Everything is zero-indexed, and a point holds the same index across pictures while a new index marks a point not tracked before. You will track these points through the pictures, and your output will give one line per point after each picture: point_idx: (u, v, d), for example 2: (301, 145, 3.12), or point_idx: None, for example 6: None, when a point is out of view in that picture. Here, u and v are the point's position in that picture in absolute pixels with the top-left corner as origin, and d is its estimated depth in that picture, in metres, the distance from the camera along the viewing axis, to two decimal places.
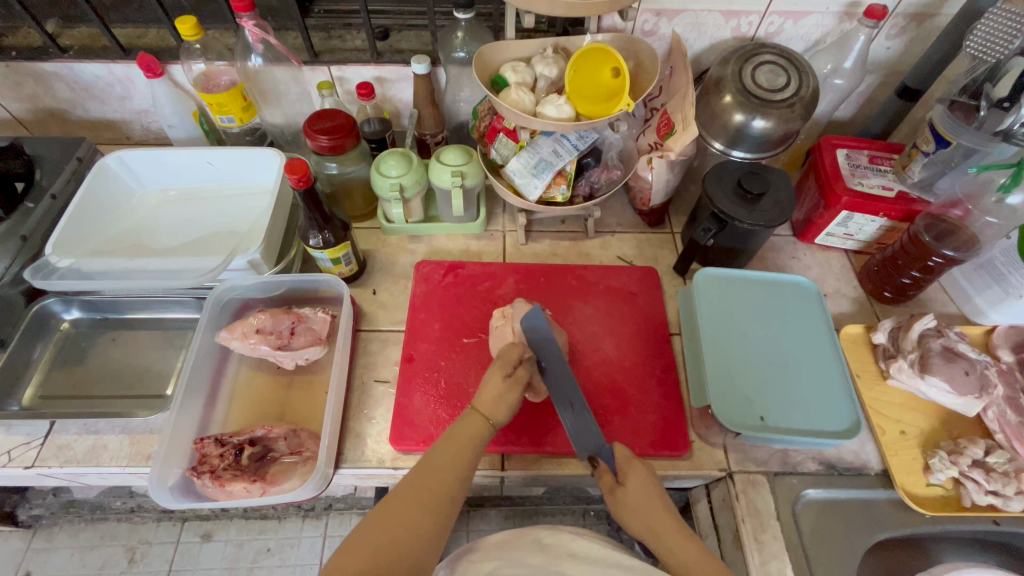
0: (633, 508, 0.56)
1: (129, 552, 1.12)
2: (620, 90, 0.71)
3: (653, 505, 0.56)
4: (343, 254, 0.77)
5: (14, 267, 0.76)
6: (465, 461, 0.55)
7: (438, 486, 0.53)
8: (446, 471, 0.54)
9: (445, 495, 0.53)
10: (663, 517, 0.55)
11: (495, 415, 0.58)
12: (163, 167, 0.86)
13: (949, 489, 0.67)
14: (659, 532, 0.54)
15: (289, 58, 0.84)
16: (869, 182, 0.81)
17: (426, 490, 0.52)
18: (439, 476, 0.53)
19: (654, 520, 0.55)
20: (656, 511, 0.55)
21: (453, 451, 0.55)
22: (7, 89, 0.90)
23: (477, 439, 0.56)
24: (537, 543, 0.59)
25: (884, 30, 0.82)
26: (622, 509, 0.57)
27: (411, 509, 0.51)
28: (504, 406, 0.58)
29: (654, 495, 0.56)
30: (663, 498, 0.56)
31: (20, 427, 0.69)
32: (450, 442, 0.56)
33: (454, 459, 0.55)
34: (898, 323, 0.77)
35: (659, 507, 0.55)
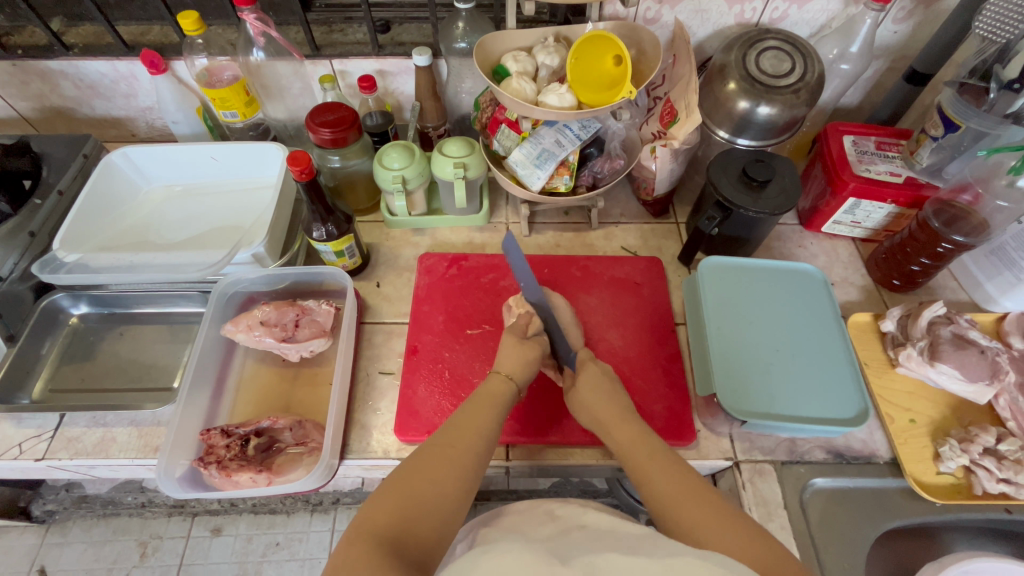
0: (584, 403, 0.60)
1: (141, 546, 1.13)
2: (622, 78, 0.71)
3: (602, 398, 0.59)
4: (348, 247, 0.77)
5: (24, 262, 0.76)
6: (491, 419, 0.55)
7: (466, 442, 0.52)
8: (473, 427, 0.53)
9: (475, 452, 0.52)
10: (608, 408, 0.58)
11: (516, 374, 0.60)
12: (168, 163, 0.87)
13: (960, 477, 0.66)
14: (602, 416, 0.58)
15: (290, 51, 0.84)
16: (876, 169, 0.80)
17: (454, 445, 0.51)
18: (466, 431, 0.53)
19: (602, 407, 0.59)
20: (602, 403, 0.59)
21: (478, 411, 0.55)
22: (14, 88, 0.91)
23: (502, 399, 0.57)
24: (547, 514, 0.54)
25: (891, 13, 0.81)
26: (577, 403, 0.62)
27: (441, 462, 0.49)
28: (526, 368, 0.61)
29: (604, 390, 0.60)
30: (614, 393, 0.60)
31: (30, 420, 0.70)
32: (474, 404, 0.56)
33: (481, 417, 0.55)
34: (907, 311, 0.75)
35: (605, 399, 0.59)
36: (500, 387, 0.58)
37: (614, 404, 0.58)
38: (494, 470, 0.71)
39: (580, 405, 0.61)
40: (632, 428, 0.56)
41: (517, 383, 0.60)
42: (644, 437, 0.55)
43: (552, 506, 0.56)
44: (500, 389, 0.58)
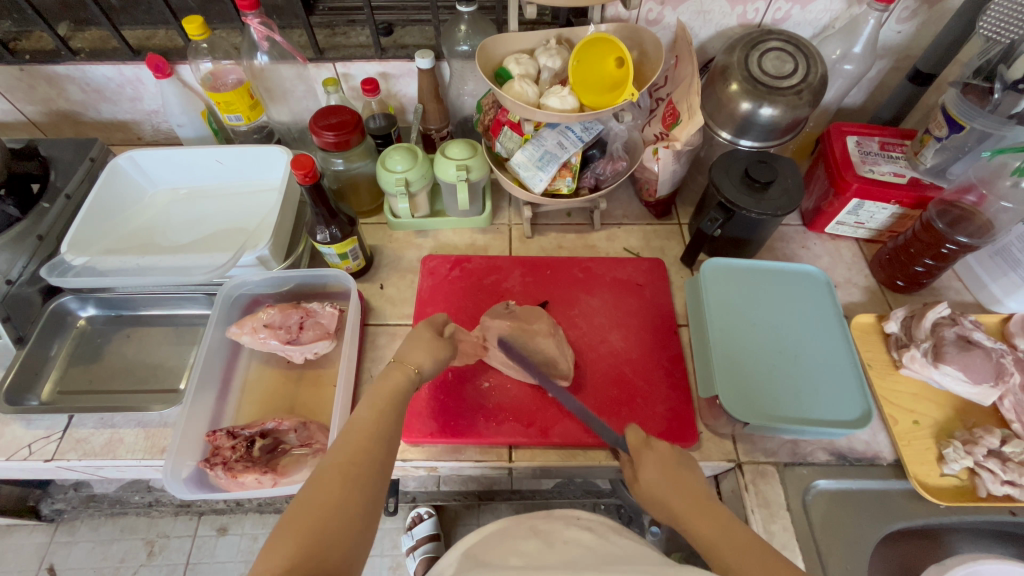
0: (656, 495, 0.54)
1: (148, 544, 1.15)
2: (624, 80, 0.71)
3: (671, 484, 0.53)
4: (351, 249, 0.77)
5: (31, 266, 0.76)
6: (389, 418, 0.51)
7: (365, 453, 0.47)
8: (370, 427, 0.49)
9: (373, 459, 0.47)
10: (683, 498, 0.52)
11: (423, 365, 0.59)
12: (173, 167, 0.88)
13: (964, 479, 0.66)
14: (676, 510, 0.52)
15: (294, 55, 0.85)
16: (880, 169, 0.80)
17: (354, 456, 0.46)
18: (364, 435, 0.48)
19: (671, 501, 0.52)
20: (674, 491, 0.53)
21: (377, 410, 0.51)
22: (21, 92, 0.92)
23: (397, 395, 0.54)
24: (530, 530, 0.55)
25: (895, 13, 0.81)
26: (648, 498, 0.55)
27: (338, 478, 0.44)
28: (429, 357, 0.59)
29: (670, 474, 0.54)
30: (682, 479, 0.53)
31: (40, 421, 0.70)
32: (371, 404, 0.52)
33: (377, 415, 0.51)
34: (911, 312, 0.75)
35: (677, 486, 0.53)
36: (394, 382, 0.55)
37: (687, 495, 0.52)
38: (497, 471, 0.72)
39: (649, 497, 0.55)
40: (715, 519, 0.49)
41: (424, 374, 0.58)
42: (721, 520, 0.49)
43: (536, 520, 0.57)
44: (401, 381, 0.56)
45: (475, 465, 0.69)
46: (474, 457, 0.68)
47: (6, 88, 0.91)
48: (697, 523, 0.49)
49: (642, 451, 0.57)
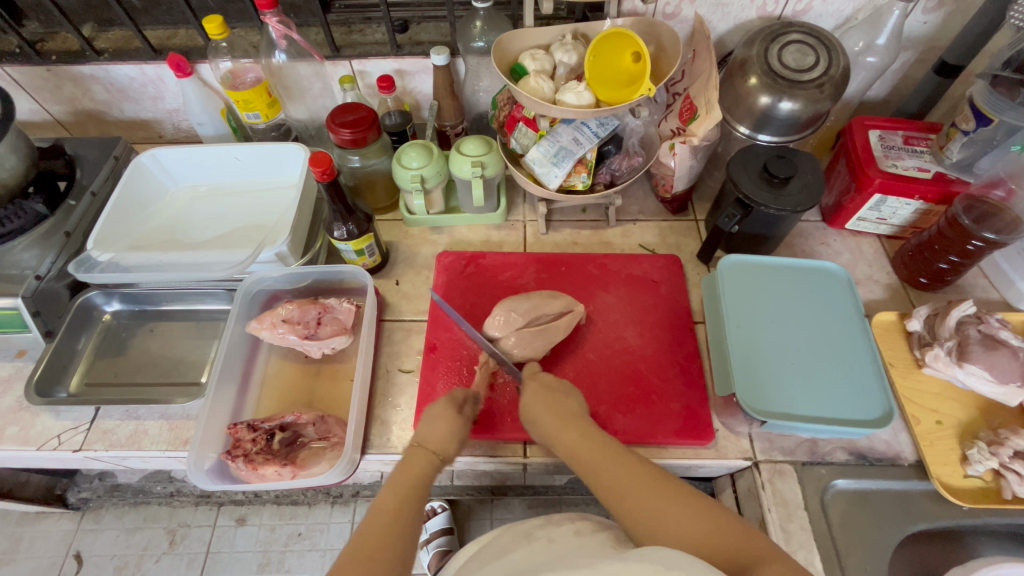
0: (534, 415, 0.60)
1: (170, 533, 1.18)
2: (641, 74, 0.70)
3: (546, 406, 0.60)
4: (367, 246, 0.78)
5: (60, 261, 0.77)
6: (414, 507, 0.53)
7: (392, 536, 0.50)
8: (393, 515, 0.52)
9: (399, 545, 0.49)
10: (553, 417, 0.58)
11: (441, 449, 0.59)
12: (194, 164, 0.89)
13: (988, 481, 0.65)
14: (549, 427, 0.58)
15: (311, 53, 0.86)
16: (903, 164, 0.78)
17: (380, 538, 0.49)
18: (387, 525, 0.51)
19: (545, 418, 0.59)
20: (546, 411, 0.59)
21: (398, 494, 0.54)
22: (48, 92, 0.95)
23: (421, 480, 0.56)
24: (525, 535, 0.53)
25: (920, 4, 0.79)
26: (526, 416, 0.62)
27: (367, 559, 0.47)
28: (452, 442, 0.59)
29: (547, 397, 0.60)
30: (558, 400, 0.60)
31: (68, 412, 0.73)
32: (393, 487, 0.54)
33: (394, 507, 0.52)
34: (935, 310, 0.73)
35: (549, 405, 0.59)
36: (420, 468, 0.56)
37: (559, 412, 0.58)
38: (512, 467, 0.72)
39: (530, 418, 0.61)
40: (582, 432, 0.56)
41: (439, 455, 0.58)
42: (597, 441, 0.55)
43: (531, 524, 0.55)
44: (420, 464, 0.57)
45: (489, 460, 0.70)
46: (489, 452, 0.69)
47: (32, 88, 0.93)
48: (570, 439, 0.56)
49: (529, 381, 0.64)
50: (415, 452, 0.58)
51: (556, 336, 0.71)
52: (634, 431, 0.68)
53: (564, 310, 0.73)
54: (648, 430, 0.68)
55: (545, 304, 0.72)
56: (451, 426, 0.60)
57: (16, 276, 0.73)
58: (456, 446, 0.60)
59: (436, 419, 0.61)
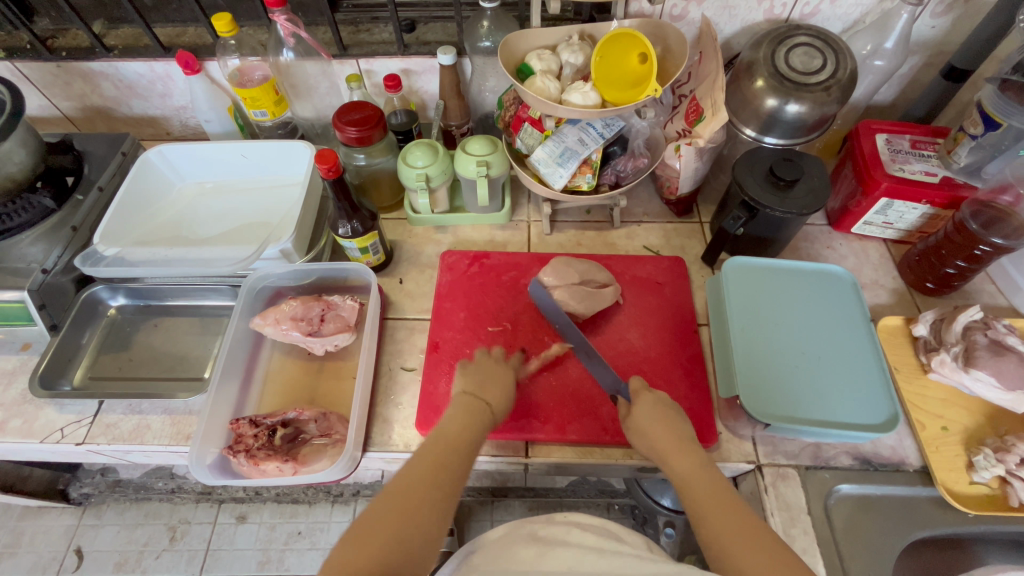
0: (642, 429, 0.58)
1: (171, 530, 1.18)
2: (648, 76, 0.71)
3: (659, 423, 0.57)
4: (372, 244, 0.78)
5: (66, 255, 0.78)
6: (471, 438, 0.55)
7: (441, 472, 0.51)
8: (439, 455, 0.52)
9: (446, 482, 0.51)
10: (671, 437, 0.56)
11: (498, 407, 0.60)
12: (201, 161, 0.90)
13: (995, 488, 0.64)
14: (660, 445, 0.56)
15: (319, 51, 0.86)
16: (911, 168, 0.78)
17: (426, 476, 0.50)
18: (443, 446, 0.53)
19: (660, 437, 0.56)
20: (661, 429, 0.57)
21: (466, 421, 0.56)
22: (57, 88, 0.95)
23: (478, 427, 0.56)
24: (532, 536, 0.53)
25: (928, 7, 0.78)
26: (634, 430, 0.59)
27: (414, 492, 0.48)
28: (504, 401, 0.60)
29: (662, 416, 0.58)
30: (671, 421, 0.57)
31: (72, 406, 0.73)
32: (456, 417, 0.56)
33: (458, 432, 0.55)
34: (941, 316, 0.73)
35: (665, 424, 0.57)
36: (476, 414, 0.57)
37: (676, 434, 0.56)
38: (513, 467, 0.72)
39: (636, 429, 0.59)
40: (695, 459, 0.54)
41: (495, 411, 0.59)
42: (708, 472, 0.53)
43: (536, 525, 0.55)
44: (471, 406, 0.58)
45: (490, 460, 0.70)
46: (491, 451, 0.69)
47: (42, 84, 0.94)
48: (679, 461, 0.54)
49: (640, 393, 0.61)
50: (467, 398, 0.59)
51: (602, 303, 0.74)
52: None
53: (608, 282, 0.77)
54: None
55: (595, 271, 0.76)
56: (505, 384, 0.62)
57: (22, 269, 0.74)
58: (506, 401, 0.61)
59: (485, 372, 0.63)
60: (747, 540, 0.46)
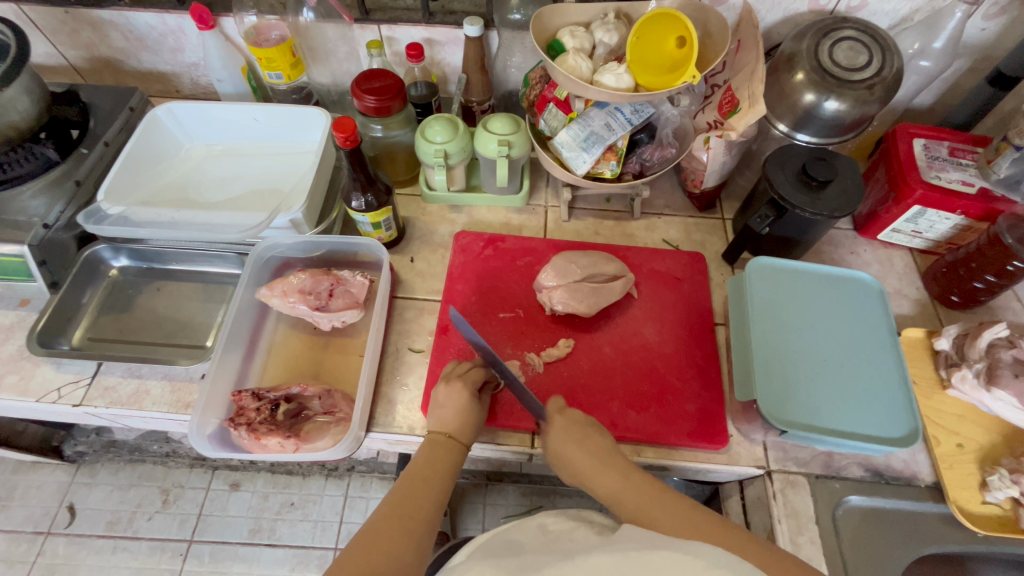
0: (563, 456, 0.58)
1: (163, 493, 1.17)
2: (686, 61, 0.67)
3: (573, 449, 0.57)
4: (385, 220, 0.75)
5: (68, 211, 0.75)
6: (446, 465, 0.58)
7: (416, 507, 0.53)
8: (420, 493, 0.54)
9: (424, 515, 0.53)
10: (588, 458, 0.56)
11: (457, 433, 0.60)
12: (210, 123, 0.86)
13: (1006, 509, 0.63)
14: (582, 469, 0.56)
15: (339, 13, 0.82)
16: (947, 176, 0.75)
17: (404, 515, 0.52)
18: (422, 476, 0.56)
19: (579, 460, 0.57)
20: (574, 453, 0.57)
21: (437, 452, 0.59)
22: (64, 36, 0.92)
23: (451, 464, 0.58)
24: (539, 529, 0.53)
25: (982, 8, 0.75)
26: (555, 460, 0.59)
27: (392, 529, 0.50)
28: (469, 425, 0.60)
29: (574, 440, 0.58)
30: (587, 437, 0.58)
31: (69, 366, 0.71)
32: (430, 449, 0.59)
33: (428, 464, 0.58)
34: (966, 330, 0.71)
35: (577, 448, 0.57)
36: (445, 452, 0.59)
37: (592, 452, 0.57)
38: (517, 456, 0.71)
39: (557, 459, 0.59)
40: (618, 473, 0.55)
41: (460, 437, 0.60)
42: (635, 482, 0.54)
43: (545, 518, 0.55)
44: (449, 446, 0.59)
45: (496, 448, 0.68)
46: (496, 439, 0.67)
47: (49, 31, 0.90)
48: (602, 479, 0.55)
49: (555, 417, 0.60)
50: (437, 438, 0.60)
51: (610, 296, 0.72)
52: (646, 430, 0.66)
53: (618, 274, 0.74)
54: (659, 430, 0.66)
55: (603, 263, 0.74)
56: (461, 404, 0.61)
57: (22, 223, 0.71)
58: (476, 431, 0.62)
59: (448, 404, 0.61)
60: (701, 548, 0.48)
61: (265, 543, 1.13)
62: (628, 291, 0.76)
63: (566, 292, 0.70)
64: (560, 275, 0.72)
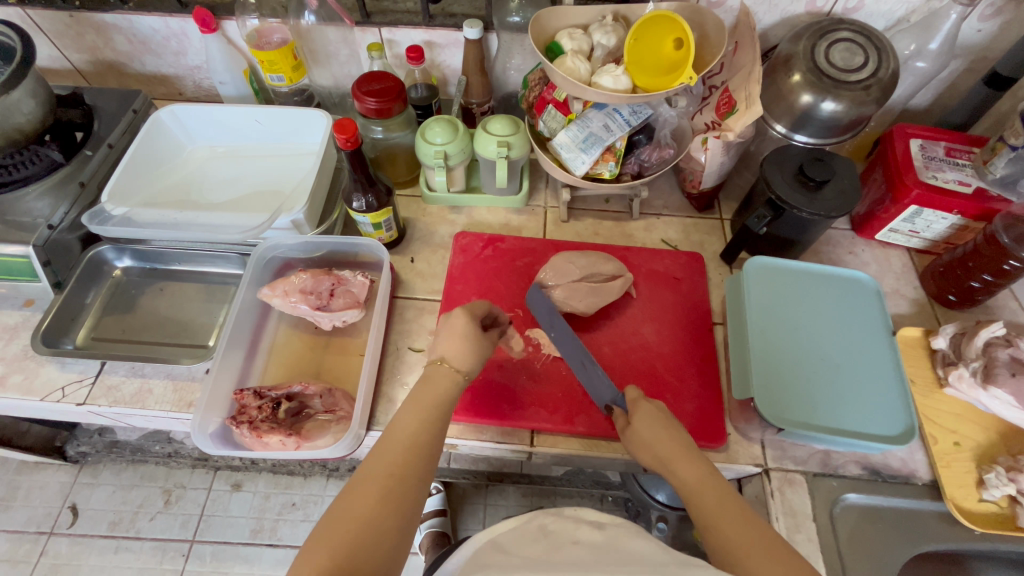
0: (645, 441, 0.57)
1: (166, 493, 1.18)
2: (683, 62, 0.68)
3: (662, 435, 0.56)
4: (385, 220, 0.76)
5: (72, 212, 0.76)
6: (441, 399, 0.56)
7: (407, 451, 0.51)
8: (409, 439, 0.52)
9: (416, 456, 0.51)
10: (675, 446, 0.55)
11: (462, 364, 0.58)
12: (213, 124, 0.87)
13: (1004, 507, 0.63)
14: (664, 455, 0.55)
15: (340, 16, 0.83)
16: (944, 176, 0.76)
17: (393, 466, 0.50)
18: (416, 413, 0.54)
19: (664, 445, 0.55)
20: (663, 440, 0.55)
21: (431, 385, 0.56)
22: (68, 39, 0.93)
23: (444, 398, 0.56)
24: (540, 531, 0.53)
25: (978, 9, 0.75)
26: (636, 443, 0.58)
27: (379, 481, 0.49)
28: (471, 356, 0.59)
29: (666, 429, 0.56)
30: (673, 428, 0.56)
31: (73, 365, 0.72)
32: (426, 385, 0.57)
33: (423, 399, 0.55)
34: (963, 329, 0.71)
35: (666, 434, 0.56)
36: (440, 384, 0.56)
37: (677, 441, 0.55)
38: (517, 455, 0.71)
39: (640, 443, 0.57)
40: (702, 466, 0.53)
41: (459, 366, 0.58)
42: (715, 481, 0.52)
43: (545, 520, 0.55)
44: (447, 378, 0.57)
45: (495, 447, 0.69)
46: (495, 438, 0.68)
47: (54, 34, 0.91)
48: (687, 469, 0.53)
49: (639, 403, 0.59)
50: (435, 368, 0.58)
51: (609, 296, 0.73)
52: None
53: (617, 274, 0.74)
54: None
55: (602, 263, 0.74)
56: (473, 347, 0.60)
57: (28, 224, 0.71)
58: (479, 361, 0.60)
59: (453, 329, 0.60)
60: (773, 563, 0.45)
61: (267, 543, 1.13)
62: (626, 291, 0.76)
63: (565, 292, 0.71)
64: (559, 275, 0.72)
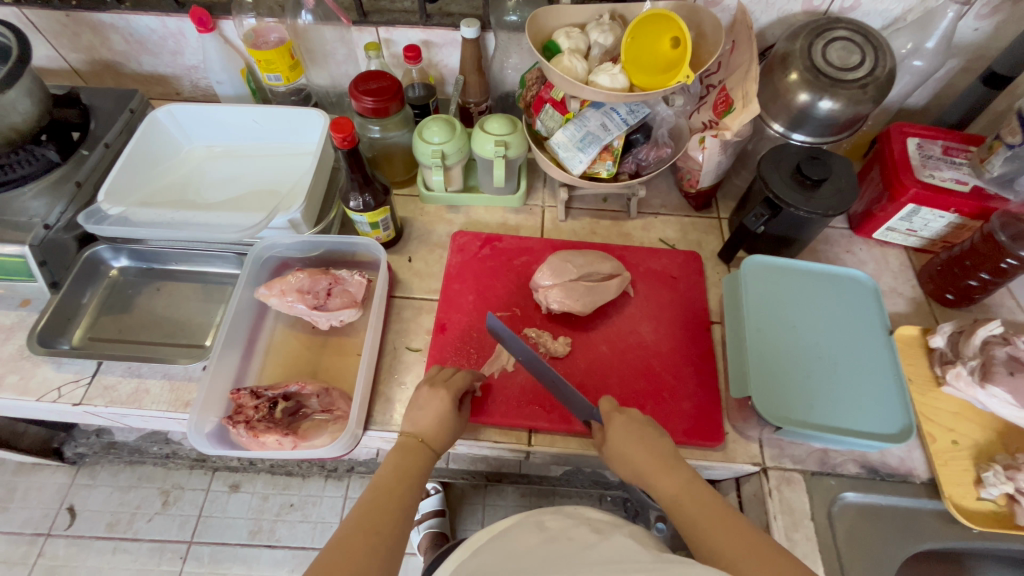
0: (622, 455, 0.56)
1: (163, 494, 1.18)
2: (680, 61, 0.68)
3: (636, 446, 0.56)
4: (383, 219, 0.76)
5: (69, 212, 0.75)
6: (415, 469, 0.57)
7: (384, 519, 0.52)
8: (389, 503, 0.53)
9: (393, 524, 0.52)
10: (651, 457, 0.55)
11: (429, 438, 0.60)
12: (210, 124, 0.87)
13: (1001, 505, 0.63)
14: (642, 468, 0.55)
15: (337, 15, 0.83)
16: (941, 175, 0.76)
17: (372, 531, 0.50)
18: (394, 481, 0.55)
19: (640, 457, 0.55)
20: (636, 449, 0.55)
21: (406, 455, 0.58)
22: (65, 38, 0.92)
23: (419, 469, 0.57)
24: (538, 526, 0.53)
25: (974, 8, 0.75)
26: (613, 456, 0.57)
27: (360, 546, 0.49)
28: (444, 431, 0.60)
29: (639, 439, 0.56)
30: (647, 437, 0.56)
31: (70, 365, 0.72)
32: (402, 454, 0.58)
33: (400, 467, 0.57)
34: (960, 328, 0.71)
35: (640, 443, 0.56)
36: (415, 458, 0.58)
37: (653, 452, 0.55)
38: (514, 454, 0.71)
39: (616, 454, 0.57)
40: (681, 477, 0.53)
41: (431, 442, 0.59)
42: (697, 489, 0.52)
43: (543, 516, 0.55)
44: (418, 452, 0.58)
45: (492, 445, 0.68)
46: (492, 437, 0.68)
47: (50, 33, 0.91)
48: (665, 482, 0.53)
49: (613, 416, 0.59)
50: (409, 442, 0.59)
51: (606, 295, 0.73)
52: None
53: (614, 273, 0.74)
54: None
55: (599, 262, 0.74)
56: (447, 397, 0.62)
57: (23, 224, 0.71)
58: (451, 437, 0.61)
59: (427, 406, 0.61)
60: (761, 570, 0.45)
61: (265, 544, 1.13)
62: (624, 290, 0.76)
63: (562, 291, 0.71)
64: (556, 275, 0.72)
